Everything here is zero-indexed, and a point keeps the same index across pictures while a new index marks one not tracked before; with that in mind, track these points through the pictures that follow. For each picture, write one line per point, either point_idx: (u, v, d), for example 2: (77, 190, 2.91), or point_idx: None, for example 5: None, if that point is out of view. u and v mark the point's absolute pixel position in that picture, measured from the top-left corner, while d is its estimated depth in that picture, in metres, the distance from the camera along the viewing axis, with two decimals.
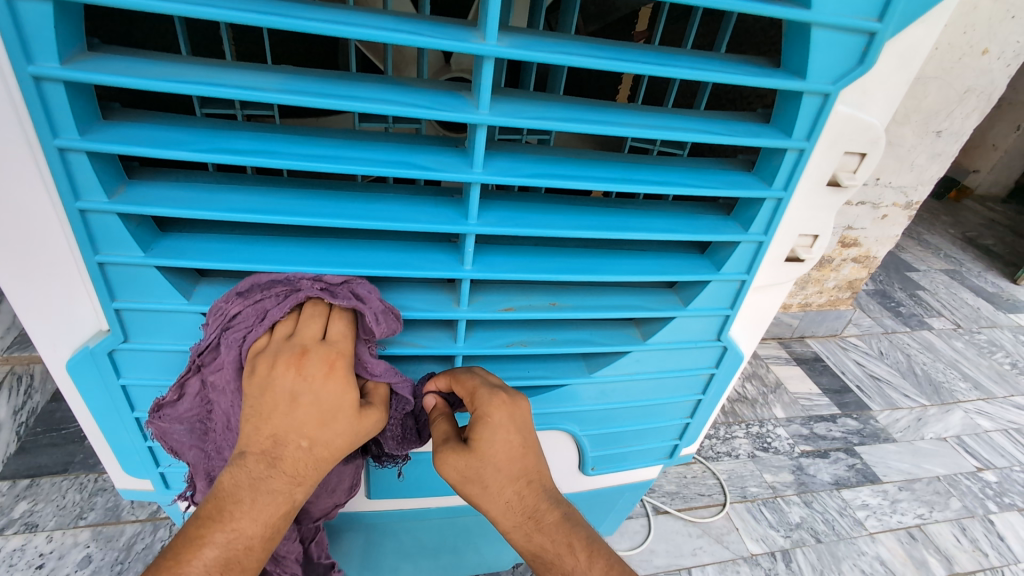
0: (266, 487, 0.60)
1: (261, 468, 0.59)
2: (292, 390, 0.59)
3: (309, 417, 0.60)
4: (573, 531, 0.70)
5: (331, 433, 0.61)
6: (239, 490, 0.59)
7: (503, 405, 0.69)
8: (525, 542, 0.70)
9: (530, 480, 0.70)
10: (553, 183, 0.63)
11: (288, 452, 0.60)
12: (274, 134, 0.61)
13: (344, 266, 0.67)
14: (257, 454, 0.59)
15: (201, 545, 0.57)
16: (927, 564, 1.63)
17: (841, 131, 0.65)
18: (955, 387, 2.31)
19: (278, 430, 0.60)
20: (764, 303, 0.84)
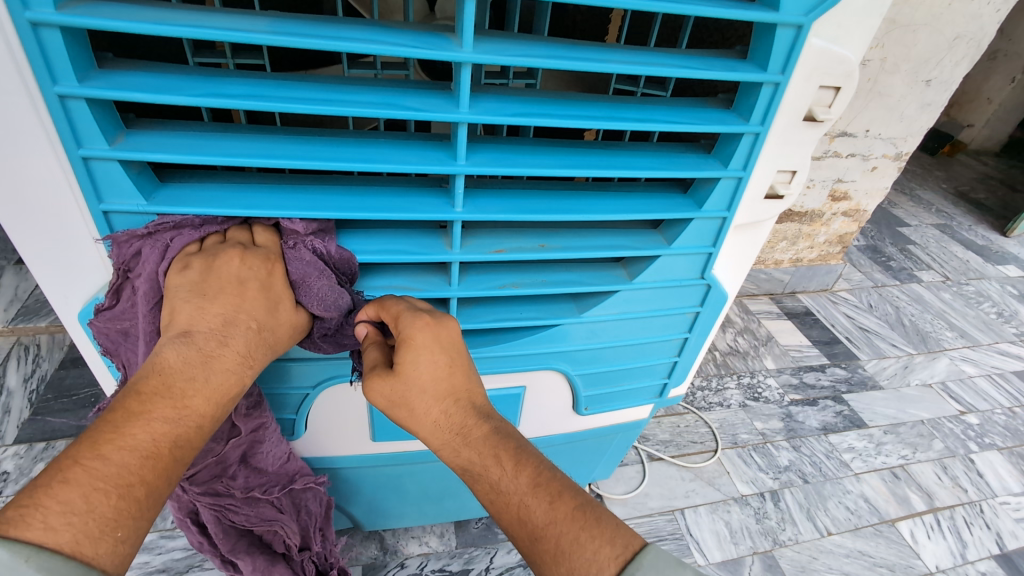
0: (212, 360, 0.62)
1: (210, 345, 0.63)
2: (225, 304, 0.65)
3: (256, 301, 0.67)
4: (499, 441, 0.67)
5: (261, 346, 0.67)
6: (189, 368, 0.61)
7: (417, 324, 0.67)
8: (457, 455, 0.69)
9: (457, 393, 0.69)
10: (534, 121, 0.66)
11: (211, 372, 0.62)
12: (266, 79, 0.63)
13: (338, 210, 0.69)
14: (205, 333, 0.63)
15: (138, 421, 0.56)
16: (909, 500, 1.70)
17: (816, 65, 0.67)
18: (941, 336, 2.37)
19: (206, 348, 0.62)
20: (745, 242, 0.88)
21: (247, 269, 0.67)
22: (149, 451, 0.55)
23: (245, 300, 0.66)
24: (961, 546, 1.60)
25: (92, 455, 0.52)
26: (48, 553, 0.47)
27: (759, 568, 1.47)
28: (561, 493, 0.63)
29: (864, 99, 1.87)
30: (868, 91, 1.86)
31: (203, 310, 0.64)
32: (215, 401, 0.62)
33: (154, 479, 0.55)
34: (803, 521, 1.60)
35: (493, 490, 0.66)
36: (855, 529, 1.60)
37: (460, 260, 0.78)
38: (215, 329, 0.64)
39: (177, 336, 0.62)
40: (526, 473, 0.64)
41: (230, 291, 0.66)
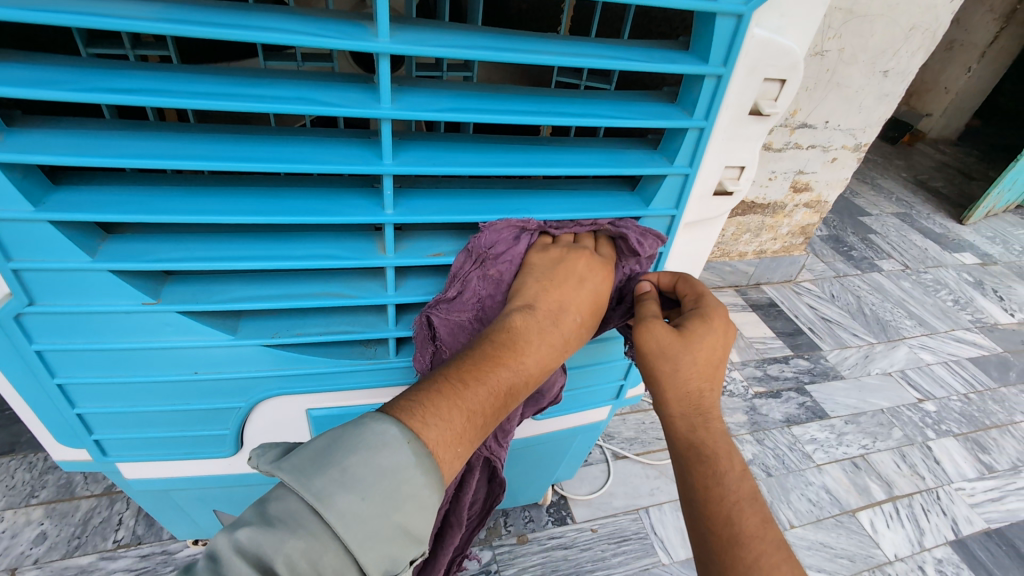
0: (547, 337, 0.68)
1: (547, 321, 0.68)
2: (562, 293, 0.70)
3: (583, 294, 0.71)
4: (733, 450, 0.70)
5: (576, 338, 0.71)
6: (528, 334, 0.66)
7: (722, 321, 0.72)
8: (690, 433, 0.71)
9: (712, 390, 0.72)
10: (461, 117, 0.59)
11: (545, 350, 0.67)
12: (161, 71, 0.55)
13: (253, 214, 0.61)
14: (543, 311, 0.69)
15: (498, 363, 0.63)
16: (869, 490, 1.72)
17: (759, 56, 0.63)
18: (901, 325, 2.41)
19: (542, 322, 0.68)
20: (697, 240, 0.84)
21: (565, 269, 0.71)
22: (495, 397, 0.61)
23: (580, 296, 0.71)
24: (919, 533, 1.62)
25: (459, 381, 0.59)
26: (421, 444, 0.54)
27: None
28: (772, 521, 0.66)
29: (824, 90, 1.87)
30: (827, 83, 1.85)
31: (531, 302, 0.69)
32: (539, 370, 0.67)
33: (489, 415, 0.61)
34: None
35: (709, 477, 0.68)
36: (817, 521, 1.61)
37: (394, 267, 0.70)
38: (543, 312, 0.69)
39: (519, 309, 0.69)
40: (747, 487, 0.68)
41: (579, 286, 0.71)
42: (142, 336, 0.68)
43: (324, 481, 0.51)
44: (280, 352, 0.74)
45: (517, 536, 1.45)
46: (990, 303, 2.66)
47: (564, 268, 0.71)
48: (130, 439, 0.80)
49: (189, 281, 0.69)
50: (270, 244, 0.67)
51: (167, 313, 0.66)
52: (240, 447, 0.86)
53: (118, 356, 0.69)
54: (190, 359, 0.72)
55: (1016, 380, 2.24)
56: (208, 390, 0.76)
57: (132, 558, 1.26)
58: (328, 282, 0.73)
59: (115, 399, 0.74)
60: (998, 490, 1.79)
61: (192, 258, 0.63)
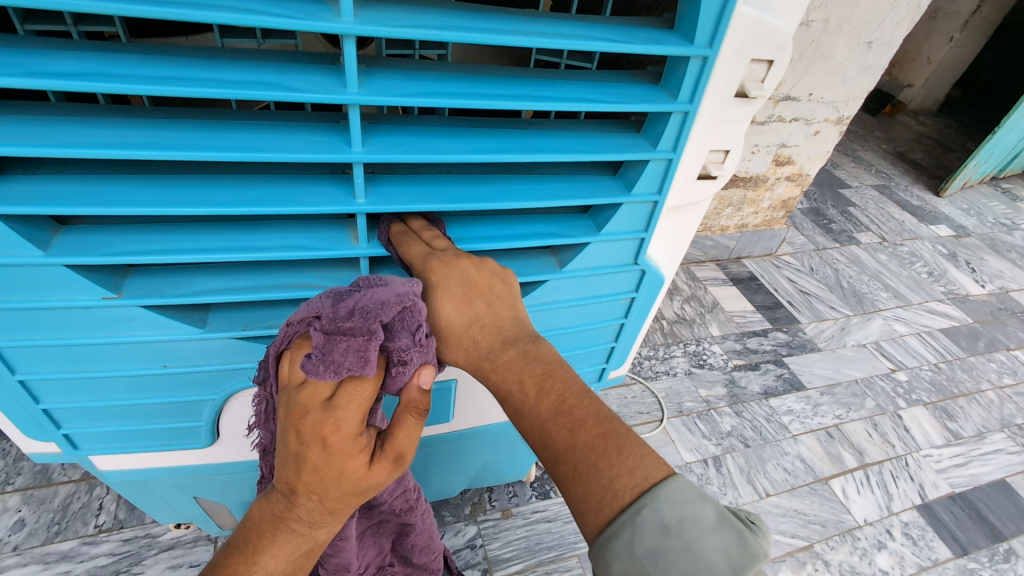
0: (285, 524, 0.62)
1: (280, 506, 0.62)
2: (300, 474, 0.58)
3: (309, 475, 0.58)
4: (532, 366, 0.63)
5: (337, 501, 0.62)
6: (262, 524, 0.63)
7: (444, 263, 0.65)
8: (488, 382, 0.66)
9: (486, 321, 0.66)
10: (436, 102, 0.57)
11: (281, 532, 0.63)
12: (112, 52, 0.51)
13: (219, 205, 0.58)
14: (278, 494, 0.62)
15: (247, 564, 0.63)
16: (842, 458, 1.78)
17: (747, 36, 0.61)
18: (876, 297, 2.46)
19: (280, 510, 0.62)
20: (680, 224, 0.83)
21: (304, 447, 0.57)
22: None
23: (337, 485, 0.59)
24: (887, 499, 1.69)
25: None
26: None
27: None
28: (581, 425, 0.58)
29: (808, 62, 1.85)
30: (812, 54, 1.83)
31: (278, 471, 0.60)
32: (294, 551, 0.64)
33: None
34: (743, 484, 1.65)
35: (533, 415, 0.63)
36: (792, 489, 1.66)
37: (368, 256, 0.68)
38: (283, 493, 0.61)
39: (269, 490, 0.63)
40: (556, 398, 0.61)
41: (334, 472, 0.58)
42: (105, 330, 0.65)
43: None
44: (254, 344, 0.72)
45: (501, 511, 1.47)
46: (963, 274, 2.71)
47: (284, 409, 0.57)
48: (101, 431, 0.78)
49: (153, 274, 0.66)
50: (238, 235, 0.64)
51: (131, 308, 0.64)
52: (217, 437, 0.85)
53: (82, 350, 0.67)
54: (158, 351, 0.69)
55: (984, 349, 2.31)
56: (180, 383, 0.74)
57: (114, 543, 1.25)
58: (300, 273, 0.71)
59: (82, 393, 0.72)
60: (963, 456, 1.87)
61: (155, 249, 0.61)
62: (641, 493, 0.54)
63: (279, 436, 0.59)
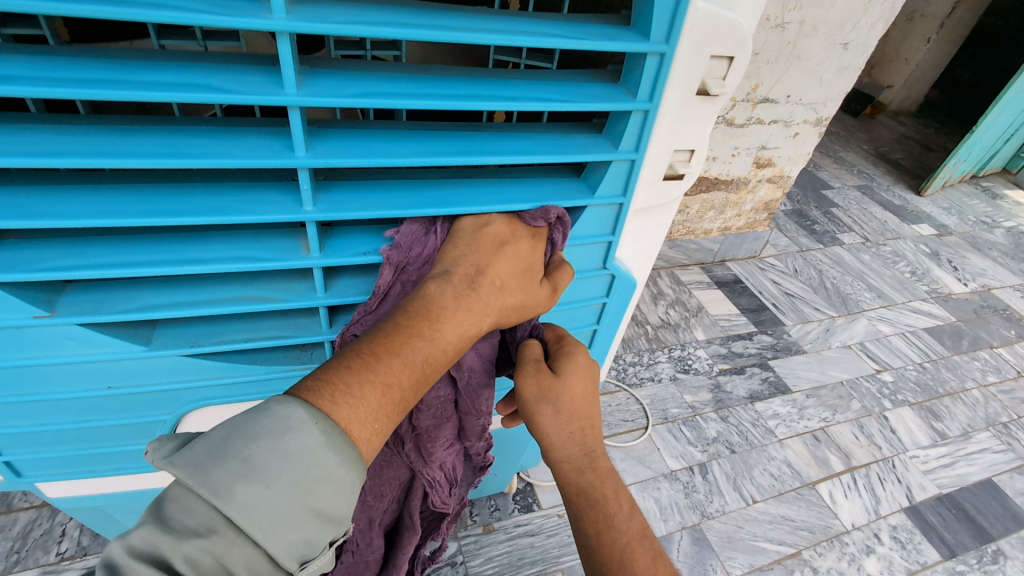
0: (464, 306, 0.63)
1: (463, 288, 0.64)
2: (482, 256, 0.66)
3: (504, 263, 0.67)
4: (620, 484, 0.76)
5: (502, 307, 0.67)
6: (442, 300, 0.62)
7: (582, 351, 0.75)
8: (579, 479, 0.75)
9: (593, 424, 0.75)
10: (378, 103, 0.54)
11: (461, 312, 0.62)
12: (30, 56, 0.48)
13: (151, 215, 0.54)
14: (460, 276, 0.64)
15: (412, 336, 0.59)
16: (828, 461, 1.76)
17: (706, 31, 0.58)
18: (860, 298, 2.46)
19: (458, 287, 0.63)
20: (649, 227, 0.81)
21: (489, 226, 0.68)
22: (417, 370, 0.58)
23: (522, 276, 0.68)
24: (875, 502, 1.67)
25: (375, 352, 0.57)
26: (331, 423, 0.51)
27: (687, 542, 1.48)
28: (663, 558, 0.72)
29: (785, 64, 1.84)
30: (788, 56, 1.82)
31: (463, 256, 0.66)
32: (461, 338, 0.63)
33: (407, 391, 0.57)
34: (729, 491, 1.62)
35: (607, 531, 0.72)
36: (779, 495, 1.64)
37: (320, 267, 0.65)
38: (470, 275, 0.65)
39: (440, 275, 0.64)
40: (641, 525, 0.74)
41: (521, 271, 0.68)
42: (41, 350, 0.62)
43: (221, 473, 0.47)
44: (202, 361, 0.68)
45: (483, 525, 1.44)
46: (945, 273, 2.72)
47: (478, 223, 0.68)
48: (45, 457, 0.74)
49: (92, 289, 0.63)
50: (178, 246, 0.61)
51: (66, 326, 0.60)
52: None
53: (17, 372, 0.63)
54: (102, 371, 0.66)
55: (968, 348, 2.31)
56: (126, 405, 0.70)
57: (77, 571, 1.20)
58: (250, 286, 0.67)
59: (22, 417, 0.68)
60: (949, 456, 1.86)
61: (88, 264, 0.57)
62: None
63: (466, 242, 0.66)
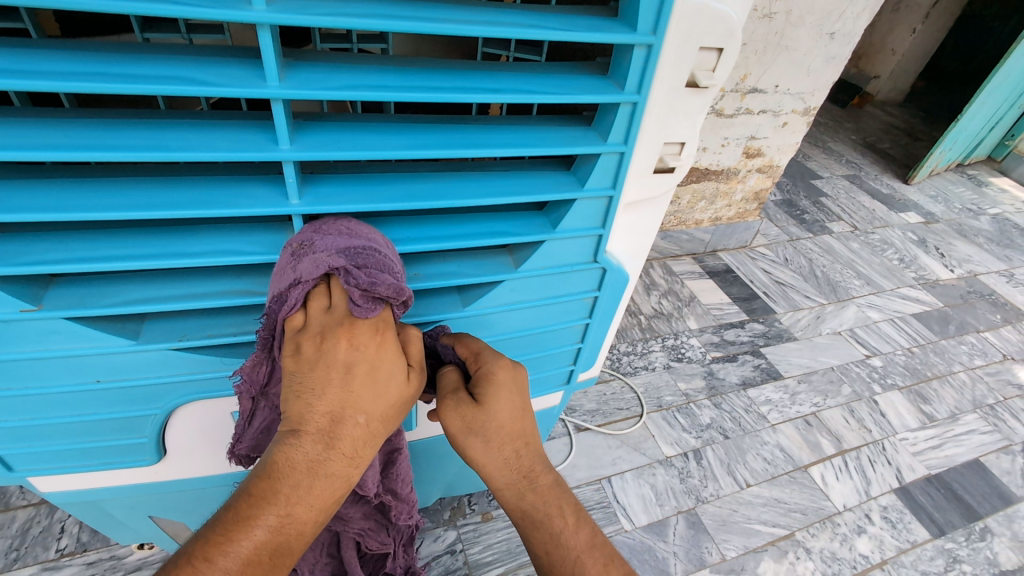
0: (323, 466, 0.56)
1: (319, 448, 0.55)
2: (332, 399, 0.56)
3: (363, 388, 0.58)
4: (565, 496, 0.72)
5: (368, 444, 0.59)
6: (295, 473, 0.55)
7: (506, 369, 0.72)
8: (520, 502, 0.71)
9: (527, 443, 0.72)
10: (366, 96, 0.54)
11: (317, 479, 0.55)
12: (17, 46, 0.48)
13: (139, 207, 0.54)
14: (313, 433, 0.55)
15: (253, 526, 0.52)
16: (820, 445, 1.79)
17: (693, 24, 0.60)
18: (850, 285, 2.49)
19: (313, 452, 0.55)
20: (640, 220, 0.81)
21: (358, 353, 0.58)
22: (270, 543, 0.54)
23: (385, 395, 0.60)
24: (865, 483, 1.70)
25: (211, 547, 0.51)
26: None
27: (682, 526, 1.51)
28: (616, 562, 0.68)
29: (772, 54, 1.86)
30: (775, 46, 1.84)
31: (314, 406, 0.56)
32: (321, 510, 0.57)
33: (265, 564, 0.53)
34: (723, 476, 1.65)
35: (550, 545, 0.69)
36: (772, 479, 1.67)
37: None
38: (324, 427, 0.56)
39: (287, 431, 0.55)
40: (590, 534, 0.70)
41: (379, 393, 0.59)
42: (29, 344, 0.61)
43: None
44: (193, 354, 0.68)
45: (481, 514, 1.45)
46: (932, 260, 2.76)
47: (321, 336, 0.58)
48: (37, 452, 0.73)
49: (80, 283, 0.62)
50: (168, 240, 0.60)
51: (55, 320, 0.59)
52: (165, 453, 0.80)
53: (7, 367, 0.62)
54: (91, 365, 0.65)
55: (956, 332, 2.35)
56: (116, 398, 0.69)
57: (77, 566, 1.20)
58: (241, 278, 0.67)
59: (13, 412, 0.67)
60: (938, 438, 1.89)
61: (75, 258, 0.56)
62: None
63: (317, 363, 0.57)
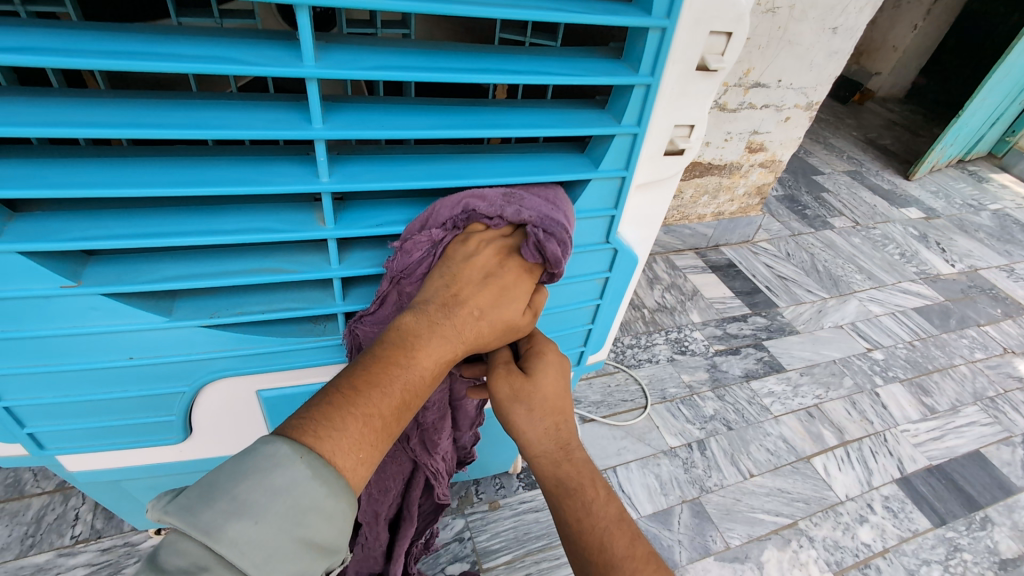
0: (450, 334, 0.61)
1: (447, 317, 0.62)
2: (467, 291, 0.63)
3: (489, 290, 0.64)
4: (596, 471, 0.74)
5: (486, 334, 0.64)
6: (421, 328, 0.60)
7: (554, 352, 0.75)
8: (554, 471, 0.72)
9: (566, 418, 0.74)
10: (394, 76, 0.55)
11: (443, 338, 0.60)
12: (62, 28, 0.49)
13: (176, 185, 0.56)
14: (441, 305, 0.62)
15: (390, 364, 0.57)
16: (823, 436, 1.81)
17: (704, 8, 0.61)
18: (851, 280, 2.51)
19: (434, 314, 0.61)
20: (651, 202, 0.83)
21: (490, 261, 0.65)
22: (399, 398, 0.57)
23: (505, 301, 0.65)
24: (867, 474, 1.72)
25: (356, 384, 0.55)
26: (315, 455, 0.51)
27: (687, 515, 1.53)
28: (640, 537, 0.71)
29: (776, 48, 1.88)
30: (779, 41, 1.86)
31: (449, 287, 0.63)
32: (440, 364, 0.60)
33: (388, 419, 0.56)
34: (727, 466, 1.67)
35: (581, 514, 0.71)
36: (775, 469, 1.69)
37: (335, 239, 0.66)
38: (446, 302, 0.62)
39: (420, 305, 0.62)
40: (617, 507, 0.72)
41: (507, 301, 0.65)
42: (65, 321, 0.62)
43: (211, 514, 0.47)
44: (222, 332, 0.70)
45: (489, 502, 1.47)
46: (933, 254, 2.78)
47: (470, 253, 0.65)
48: (69, 430, 0.75)
49: (115, 262, 0.64)
50: (200, 218, 0.62)
51: (91, 297, 0.61)
52: (190, 432, 0.82)
53: (44, 344, 0.64)
54: (125, 343, 0.67)
55: (956, 326, 2.37)
56: (147, 376, 0.71)
57: (92, 553, 1.22)
58: (268, 257, 0.69)
59: (47, 389, 0.69)
60: (939, 429, 1.91)
61: (113, 234, 0.58)
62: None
63: (455, 264, 0.64)
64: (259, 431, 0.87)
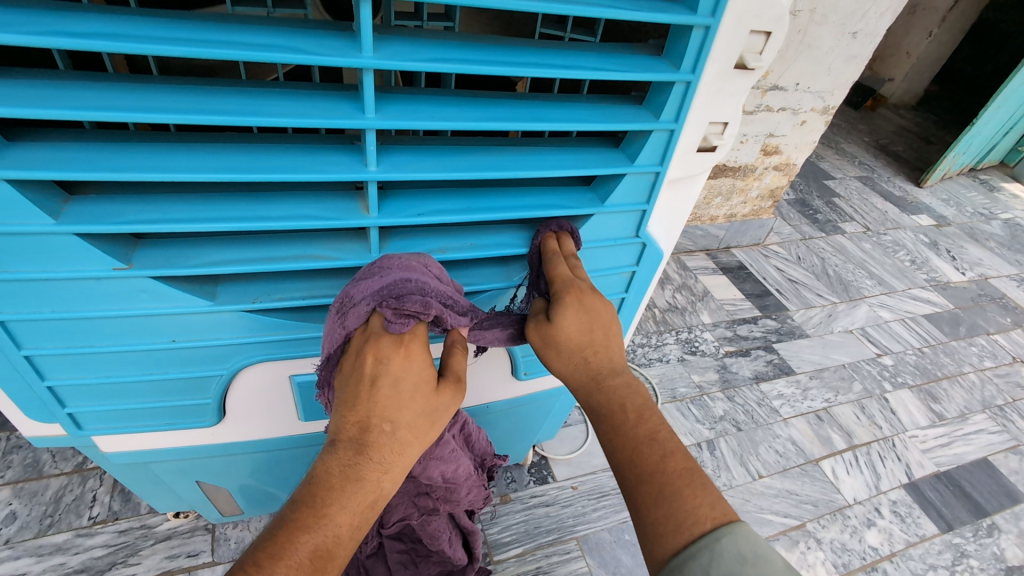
0: (356, 470, 0.58)
1: (351, 454, 0.59)
2: (359, 411, 0.60)
3: (382, 401, 0.60)
4: (633, 395, 0.65)
5: (399, 447, 0.61)
6: (330, 477, 0.58)
7: (583, 293, 0.70)
8: (588, 400, 0.67)
9: (599, 350, 0.68)
10: (446, 67, 0.56)
11: (349, 483, 0.58)
12: (126, 15, 0.50)
13: (231, 170, 0.57)
14: (347, 440, 0.59)
15: (291, 535, 0.55)
16: (831, 440, 1.82)
17: (747, 8, 0.62)
18: (862, 285, 2.51)
19: (347, 455, 0.58)
20: (680, 199, 0.84)
21: (382, 365, 0.61)
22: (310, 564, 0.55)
23: (411, 405, 0.61)
24: (876, 478, 1.73)
25: (260, 561, 0.53)
26: None
27: None
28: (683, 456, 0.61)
29: (795, 52, 1.88)
30: (798, 44, 1.86)
31: (346, 415, 0.60)
32: (357, 514, 0.59)
33: None
34: (736, 467, 1.68)
35: (612, 435, 0.63)
36: (783, 471, 1.69)
37: (378, 227, 0.67)
38: (354, 436, 0.59)
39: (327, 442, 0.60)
40: (653, 427, 0.63)
41: (407, 399, 0.61)
42: (112, 303, 0.63)
43: None
44: (261, 317, 0.71)
45: (500, 495, 1.48)
46: (944, 262, 2.78)
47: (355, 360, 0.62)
48: (106, 410, 0.76)
49: (162, 245, 0.65)
50: (249, 204, 0.63)
51: (141, 279, 0.62)
52: (223, 415, 0.83)
53: (91, 325, 0.65)
54: (168, 325, 0.68)
55: (966, 334, 2.37)
56: (187, 358, 0.72)
57: (110, 534, 1.24)
58: (309, 244, 0.70)
59: (89, 370, 0.70)
60: (947, 436, 1.92)
61: (166, 218, 0.59)
62: (721, 526, 0.57)
63: (352, 372, 0.62)
64: (289, 417, 0.88)
